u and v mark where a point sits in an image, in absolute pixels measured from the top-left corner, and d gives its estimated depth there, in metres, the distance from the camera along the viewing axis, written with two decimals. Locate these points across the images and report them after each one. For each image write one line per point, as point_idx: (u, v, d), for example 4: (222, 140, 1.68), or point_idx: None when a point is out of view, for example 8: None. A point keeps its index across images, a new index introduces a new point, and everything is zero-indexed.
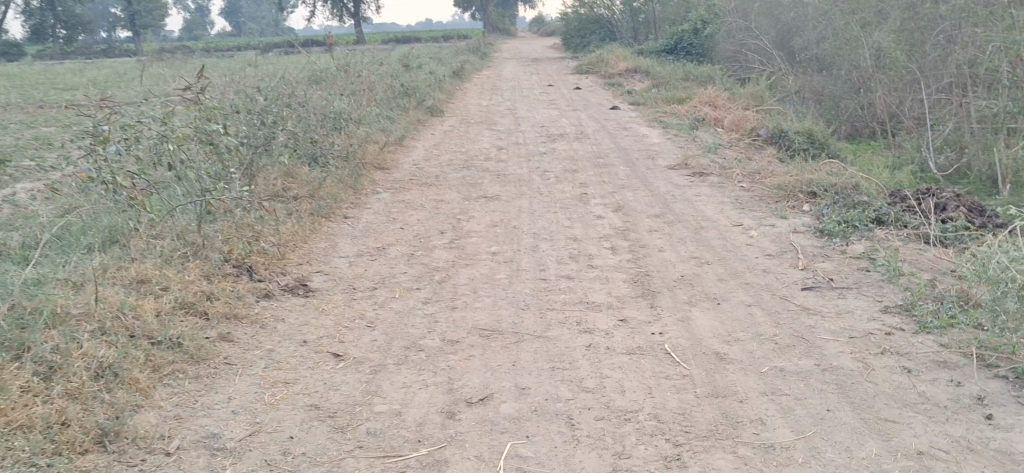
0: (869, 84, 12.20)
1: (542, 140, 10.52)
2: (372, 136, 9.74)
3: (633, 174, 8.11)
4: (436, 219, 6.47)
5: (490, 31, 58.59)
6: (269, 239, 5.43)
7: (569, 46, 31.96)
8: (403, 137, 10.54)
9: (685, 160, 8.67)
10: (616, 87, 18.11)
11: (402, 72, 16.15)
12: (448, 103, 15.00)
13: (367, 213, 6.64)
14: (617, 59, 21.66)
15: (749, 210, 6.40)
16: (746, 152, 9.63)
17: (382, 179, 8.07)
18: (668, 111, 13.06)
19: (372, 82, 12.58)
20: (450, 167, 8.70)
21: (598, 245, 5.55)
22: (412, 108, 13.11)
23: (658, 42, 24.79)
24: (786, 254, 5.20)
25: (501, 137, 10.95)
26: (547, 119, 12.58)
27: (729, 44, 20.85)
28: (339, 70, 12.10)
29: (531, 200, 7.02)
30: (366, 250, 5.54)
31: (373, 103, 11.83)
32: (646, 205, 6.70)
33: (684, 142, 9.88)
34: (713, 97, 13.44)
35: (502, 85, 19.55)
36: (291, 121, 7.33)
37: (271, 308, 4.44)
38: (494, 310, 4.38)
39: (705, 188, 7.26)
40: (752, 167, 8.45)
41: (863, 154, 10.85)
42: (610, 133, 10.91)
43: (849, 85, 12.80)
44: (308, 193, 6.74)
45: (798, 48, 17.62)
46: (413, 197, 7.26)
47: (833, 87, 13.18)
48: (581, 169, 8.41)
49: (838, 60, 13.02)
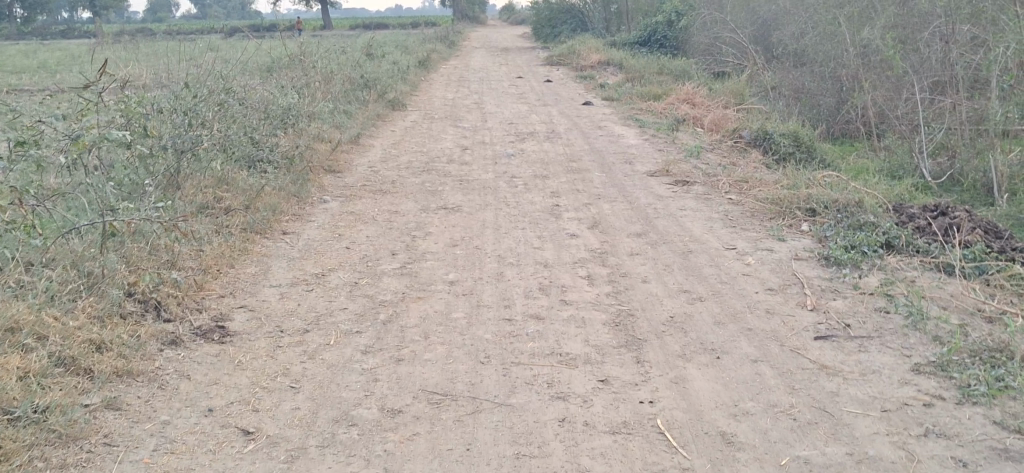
0: (855, 83, 11.56)
1: (510, 139, 9.76)
2: (324, 134, 8.92)
3: (609, 182, 7.38)
4: (388, 235, 5.69)
5: (460, 19, 57.59)
6: (187, 265, 4.62)
7: (539, 36, 31.17)
8: (360, 134, 9.74)
9: (665, 165, 7.96)
10: (588, 79, 17.38)
11: (363, 61, 15.29)
12: (411, 96, 14.17)
13: (309, 228, 5.84)
14: (588, 50, 20.91)
15: (741, 230, 5.69)
16: (730, 156, 8.93)
17: (331, 184, 7.27)
18: (644, 108, 12.35)
19: (330, 72, 11.74)
20: (408, 170, 7.93)
21: (572, 273, 4.81)
22: (373, 100, 12.29)
23: (630, 34, 24.08)
24: (790, 290, 4.49)
25: (466, 134, 10.18)
26: (516, 115, 11.82)
27: (705, 36, 20.17)
28: (292, 59, 11.24)
29: (496, 212, 6.27)
30: (304, 278, 4.76)
31: (329, 96, 11.00)
32: (625, 221, 5.97)
33: (663, 144, 9.16)
34: (691, 93, 12.75)
35: (470, 75, 18.74)
36: (225, 121, 6.51)
37: (176, 360, 3.64)
38: (448, 364, 3.61)
39: (689, 201, 6.54)
40: (737, 174, 7.76)
41: (851, 158, 10.21)
42: (583, 132, 10.17)
43: (832, 83, 12.17)
44: (243, 205, 5.93)
45: (776, 42, 16.98)
46: (364, 207, 6.48)
47: (816, 84, 12.54)
48: (552, 175, 7.67)
49: (822, 57, 12.37)
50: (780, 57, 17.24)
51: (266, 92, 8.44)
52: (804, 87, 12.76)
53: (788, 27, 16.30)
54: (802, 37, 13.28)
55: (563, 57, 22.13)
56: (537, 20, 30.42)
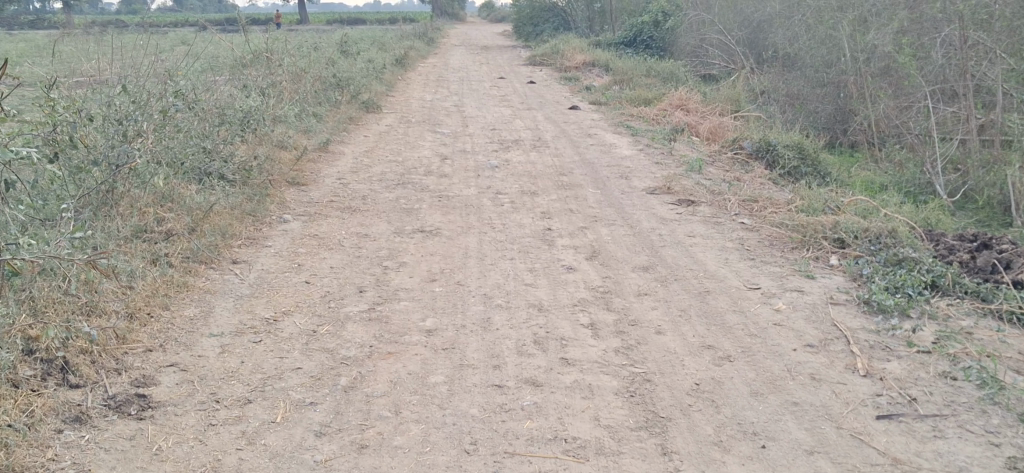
0: (858, 91, 10.89)
1: (493, 148, 9.00)
2: (289, 141, 8.13)
3: (604, 200, 6.64)
4: (356, 266, 4.91)
5: (440, 17, 56.65)
6: (110, 309, 3.83)
7: (520, 35, 30.41)
8: (329, 140, 8.95)
9: (665, 181, 7.24)
10: (573, 81, 16.66)
11: (336, 58, 14.48)
12: (388, 98, 13.39)
13: (264, 257, 5.05)
14: (572, 50, 20.18)
15: (762, 265, 4.96)
16: (732, 170, 8.22)
17: (294, 201, 6.47)
18: (634, 114, 11.63)
19: (299, 70, 10.95)
20: (381, 183, 7.17)
21: (572, 321, 4.06)
22: (345, 102, 11.49)
23: (615, 35, 23.42)
24: (834, 347, 3.77)
25: (445, 141, 9.41)
26: (498, 120, 11.06)
27: (692, 38, 19.48)
28: (257, 57, 10.43)
29: (480, 237, 5.52)
30: (252, 325, 3.97)
31: (298, 98, 10.20)
32: (628, 250, 5.24)
33: (660, 156, 8.44)
34: (684, 98, 12.04)
35: (449, 75, 17.93)
36: (168, 129, 5.70)
37: (78, 445, 2.86)
38: (425, 454, 2.86)
39: (698, 226, 5.81)
40: (744, 193, 7.05)
41: (858, 172, 9.53)
42: (572, 141, 9.43)
43: (833, 90, 11.51)
44: (187, 228, 5.13)
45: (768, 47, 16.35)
46: (330, 229, 5.71)
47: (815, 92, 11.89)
48: (540, 191, 6.92)
49: (823, 62, 11.71)
50: (772, 61, 16.59)
51: (225, 94, 7.63)
52: (801, 94, 12.10)
53: (781, 29, 15.64)
54: (799, 41, 12.60)
55: (546, 57, 21.38)
56: (519, 18, 29.66)
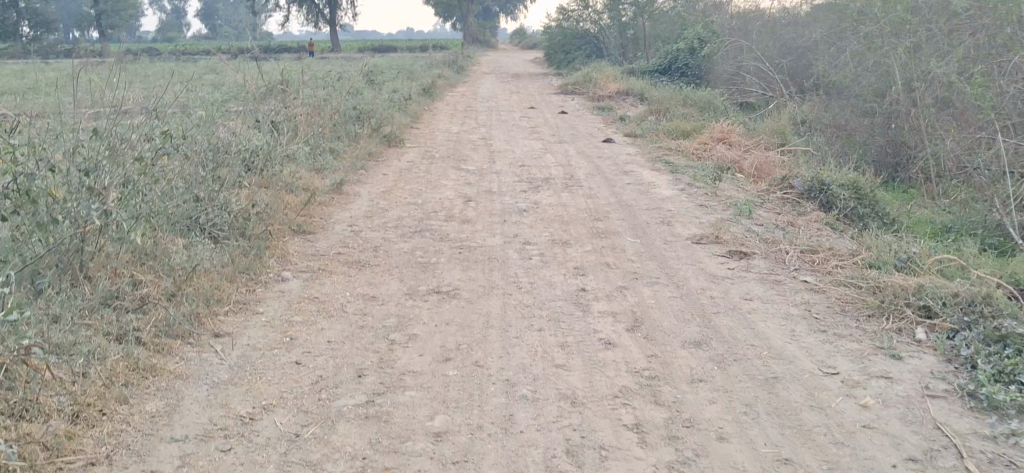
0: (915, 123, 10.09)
1: (521, 187, 8.30)
2: (299, 182, 7.47)
3: (645, 252, 5.91)
4: (357, 340, 4.21)
5: (471, 45, 56.29)
6: (50, 408, 3.15)
7: (551, 62, 29.79)
8: (344, 179, 8.30)
9: (712, 228, 6.48)
10: (606, 111, 15.97)
11: (359, 88, 13.88)
12: (412, 131, 12.75)
13: (253, 328, 4.36)
14: (605, 78, 19.51)
15: (837, 341, 4.19)
16: (785, 214, 7.46)
17: (298, 253, 5.79)
18: (673, 147, 10.89)
19: (317, 103, 10.33)
20: (396, 231, 6.49)
21: (613, 419, 3.33)
22: (366, 136, 10.86)
23: (648, 62, 22.76)
24: (946, 464, 2.99)
25: (469, 179, 8.73)
26: (527, 155, 10.36)
27: (730, 65, 18.70)
28: (272, 89, 9.83)
29: (504, 301, 4.80)
30: (223, 425, 3.27)
31: (314, 132, 9.58)
32: (677, 319, 4.49)
33: (705, 197, 7.70)
34: (726, 130, 11.29)
35: (478, 105, 17.30)
36: (150, 178, 5.07)
37: None
38: None
39: (755, 287, 5.05)
40: (803, 243, 6.28)
41: (920, 213, 8.71)
42: (607, 179, 8.71)
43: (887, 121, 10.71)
44: (165, 294, 4.47)
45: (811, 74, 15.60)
46: (333, 289, 5.01)
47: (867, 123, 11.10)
48: (572, 240, 6.20)
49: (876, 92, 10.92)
50: (815, 89, 15.83)
51: (228, 132, 7.00)
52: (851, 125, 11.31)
53: (826, 57, 14.86)
54: (848, 69, 11.82)
55: (578, 85, 20.69)
56: (550, 44, 29.05)
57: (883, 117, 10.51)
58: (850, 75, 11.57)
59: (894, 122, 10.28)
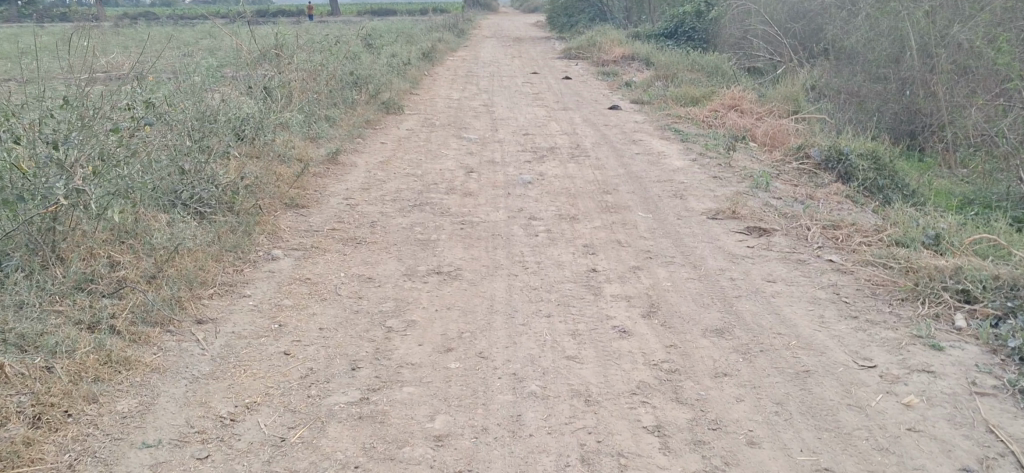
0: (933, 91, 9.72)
1: (526, 157, 7.96)
2: (292, 152, 7.14)
3: (658, 228, 5.59)
4: (352, 327, 3.90)
5: (472, 9, 55.57)
6: (9, 410, 2.84)
7: (553, 26, 29.27)
8: (341, 148, 7.96)
9: (728, 202, 6.15)
10: (611, 77, 15.57)
11: (357, 52, 13.49)
12: (412, 97, 12.37)
13: (239, 314, 4.05)
14: (610, 43, 19.08)
15: (871, 329, 3.88)
16: (802, 186, 7.13)
17: (290, 229, 5.47)
18: (682, 115, 10.53)
19: (313, 68, 9.95)
20: (394, 204, 6.17)
21: (631, 421, 3.02)
22: (363, 102, 10.49)
23: (653, 26, 22.31)
24: None
25: (471, 148, 8.39)
26: (531, 123, 10.00)
27: (738, 29, 18.26)
28: (266, 54, 9.46)
29: (510, 283, 4.49)
30: (201, 428, 2.97)
31: (311, 99, 9.23)
32: (695, 304, 4.18)
33: (718, 169, 7.36)
34: (737, 97, 10.92)
35: (479, 71, 16.88)
36: (130, 150, 4.73)
37: None
38: None
39: (777, 267, 4.74)
40: (823, 219, 5.97)
41: (940, 184, 8.38)
42: (615, 148, 8.37)
43: None
44: (145, 276, 4.15)
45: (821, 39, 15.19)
46: (327, 269, 4.70)
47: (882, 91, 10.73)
48: (580, 215, 5.88)
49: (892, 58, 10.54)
50: (825, 54, 15.43)
51: (216, 100, 6.65)
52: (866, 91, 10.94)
53: (837, 22, 14.44)
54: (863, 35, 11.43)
55: (581, 50, 20.25)
56: (553, 8, 28.52)
57: (901, 84, 10.15)
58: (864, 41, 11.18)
59: (912, 89, 9.92)
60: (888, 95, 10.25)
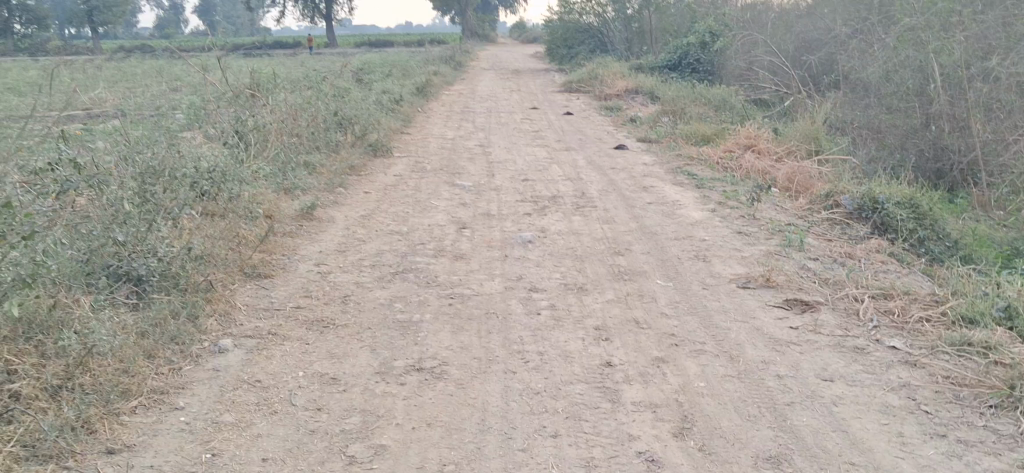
0: (965, 126, 9.02)
1: (525, 208, 7.15)
2: (258, 209, 6.31)
3: (681, 302, 4.75)
4: (304, 459, 3.04)
5: (471, 40, 55.07)
6: None
7: (552, 57, 28.54)
8: (318, 200, 7.14)
9: (758, 267, 5.33)
10: (615, 112, 14.80)
11: (345, 88, 12.72)
12: (403, 137, 11.57)
13: (164, 439, 3.20)
14: (612, 75, 18.33)
15: (968, 455, 3.04)
16: (838, 242, 6.31)
17: (245, 308, 4.64)
18: (694, 157, 9.72)
19: (292, 109, 9.16)
20: (373, 271, 5.34)
21: None
22: (349, 144, 9.70)
23: (656, 57, 21.60)
24: None
25: (464, 197, 7.59)
26: (531, 166, 9.20)
27: (744, 60, 17.52)
28: (242, 95, 8.68)
29: (506, 384, 3.65)
30: None
31: (288, 145, 8.43)
32: (739, 416, 3.33)
33: (743, 223, 6.55)
34: (753, 135, 10.12)
35: (476, 106, 16.13)
36: (47, 221, 3.89)
37: None
38: None
39: (832, 358, 3.90)
40: (872, 287, 5.13)
41: (985, 231, 7.55)
42: (624, 197, 7.55)
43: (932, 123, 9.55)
44: (54, 385, 3.28)
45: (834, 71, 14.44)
46: (282, 366, 3.85)
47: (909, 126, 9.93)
48: (589, 285, 5.04)
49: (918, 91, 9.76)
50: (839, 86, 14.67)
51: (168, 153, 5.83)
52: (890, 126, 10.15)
53: (853, 55, 13.68)
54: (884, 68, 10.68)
55: (582, 83, 19.48)
56: (551, 39, 27.82)
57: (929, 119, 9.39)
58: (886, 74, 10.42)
59: (941, 126, 9.19)
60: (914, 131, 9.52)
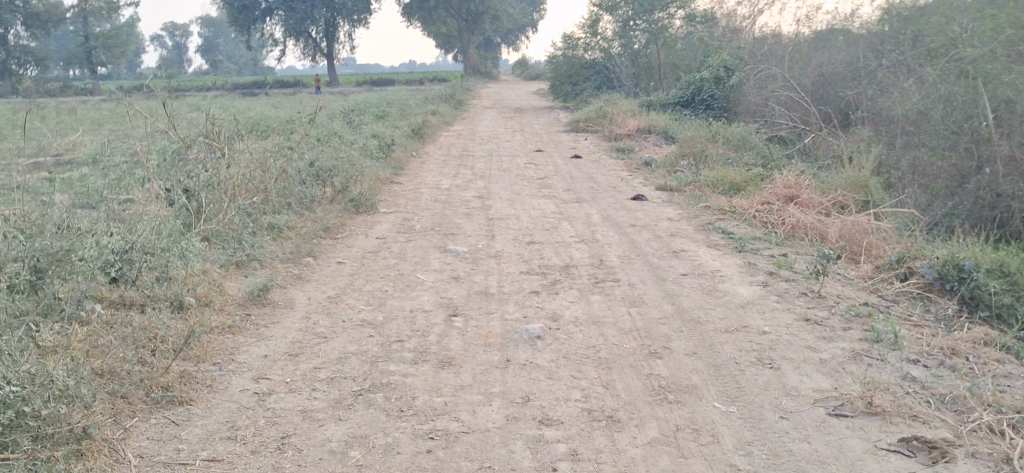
0: None
1: (530, 284, 5.80)
2: (186, 296, 4.95)
3: (754, 441, 3.38)
4: None
5: (473, 77, 54.09)
6: None
7: (556, 95, 27.29)
8: (275, 278, 5.80)
9: (848, 383, 3.96)
10: (627, 155, 13.50)
11: (329, 136, 11.43)
12: (391, 187, 10.24)
13: None
14: (622, 113, 17.08)
15: None
16: (931, 331, 4.94)
17: (135, 462, 3.26)
18: (727, 212, 8.39)
19: (259, 163, 7.85)
20: (329, 391, 3.96)
21: None
22: (325, 200, 8.39)
23: (666, 94, 20.42)
24: None
25: (455, 268, 6.26)
26: (537, 224, 7.86)
27: (760, 95, 16.23)
28: (194, 146, 7.36)
29: None
30: None
31: (245, 207, 7.10)
32: None
33: (807, 306, 5.20)
34: (791, 183, 8.79)
35: (476, 148, 14.84)
36: None
37: None
38: None
39: None
40: (1007, 408, 3.73)
41: None
42: (653, 266, 6.21)
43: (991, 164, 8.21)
44: None
45: (865, 107, 13.19)
46: None
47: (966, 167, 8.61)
48: (623, 412, 3.67)
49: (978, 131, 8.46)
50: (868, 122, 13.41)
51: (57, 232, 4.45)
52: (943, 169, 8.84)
53: (889, 91, 12.40)
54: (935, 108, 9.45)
55: (589, 122, 18.17)
56: (555, 76, 26.56)
57: (990, 163, 8.22)
58: (938, 115, 9.15)
59: (996, 168, 8.10)
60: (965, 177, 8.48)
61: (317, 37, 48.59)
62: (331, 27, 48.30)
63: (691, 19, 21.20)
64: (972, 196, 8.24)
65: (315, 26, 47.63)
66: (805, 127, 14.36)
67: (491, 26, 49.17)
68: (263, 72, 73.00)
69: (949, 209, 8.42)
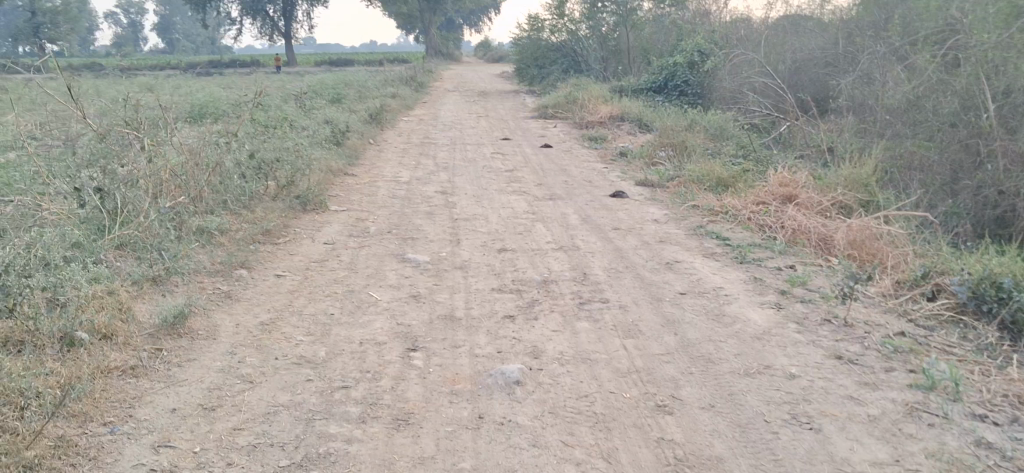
0: None
1: (502, 305, 4.92)
2: (78, 329, 3.97)
3: None
4: None
5: (435, 58, 52.93)
6: None
7: (521, 78, 26.31)
8: (197, 297, 4.84)
9: (912, 456, 3.12)
10: (600, 144, 12.65)
11: (278, 123, 10.44)
12: (344, 180, 9.29)
13: None
14: (592, 98, 16.23)
15: None
16: (982, 371, 4.12)
17: None
18: (720, 213, 7.56)
19: (190, 156, 6.87)
20: (251, 467, 3.04)
21: None
22: (269, 196, 7.44)
23: (638, 79, 19.60)
24: None
25: (412, 282, 5.37)
26: (507, 225, 6.98)
27: (734, 81, 15.44)
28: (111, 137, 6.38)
29: None
30: None
31: (170, 208, 6.12)
32: None
33: (834, 338, 4.37)
34: (787, 180, 7.97)
35: (439, 134, 13.92)
36: None
37: None
38: None
39: None
40: None
41: None
42: (645, 282, 5.36)
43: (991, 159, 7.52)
44: None
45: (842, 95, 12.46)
46: None
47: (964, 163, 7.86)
48: None
49: (987, 124, 7.71)
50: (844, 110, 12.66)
51: None
52: (942, 166, 8.09)
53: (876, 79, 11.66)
54: (935, 99, 8.70)
55: (558, 108, 17.25)
56: (520, 58, 25.57)
57: (992, 158, 7.51)
58: (941, 107, 8.39)
59: (997, 163, 7.40)
60: (962, 171, 7.83)
61: (276, 16, 47.15)
62: (290, 6, 46.90)
63: (660, 1, 20.35)
64: (973, 192, 7.52)
65: (272, 4, 46.21)
66: (778, 115, 13.54)
67: (454, 6, 48.07)
68: (220, 49, 71.17)
69: (949, 207, 7.70)
